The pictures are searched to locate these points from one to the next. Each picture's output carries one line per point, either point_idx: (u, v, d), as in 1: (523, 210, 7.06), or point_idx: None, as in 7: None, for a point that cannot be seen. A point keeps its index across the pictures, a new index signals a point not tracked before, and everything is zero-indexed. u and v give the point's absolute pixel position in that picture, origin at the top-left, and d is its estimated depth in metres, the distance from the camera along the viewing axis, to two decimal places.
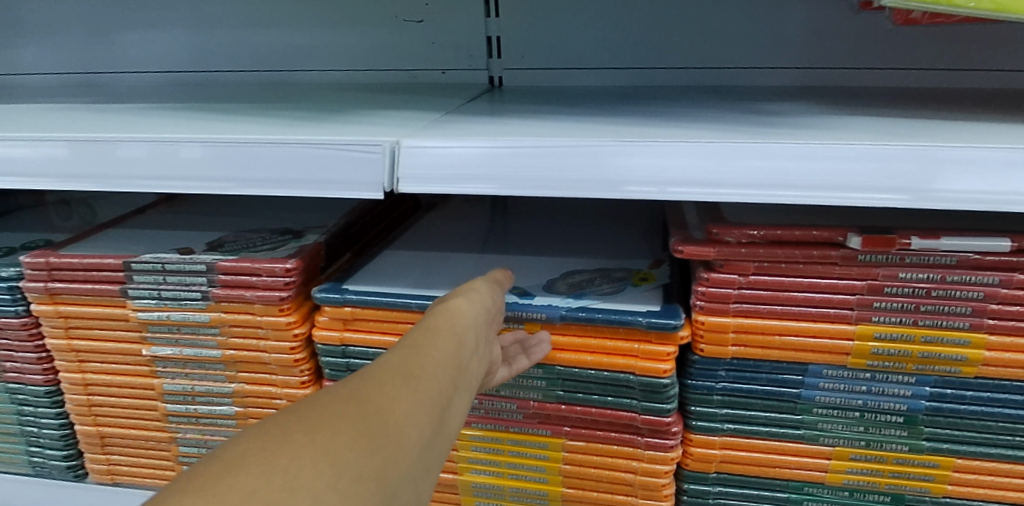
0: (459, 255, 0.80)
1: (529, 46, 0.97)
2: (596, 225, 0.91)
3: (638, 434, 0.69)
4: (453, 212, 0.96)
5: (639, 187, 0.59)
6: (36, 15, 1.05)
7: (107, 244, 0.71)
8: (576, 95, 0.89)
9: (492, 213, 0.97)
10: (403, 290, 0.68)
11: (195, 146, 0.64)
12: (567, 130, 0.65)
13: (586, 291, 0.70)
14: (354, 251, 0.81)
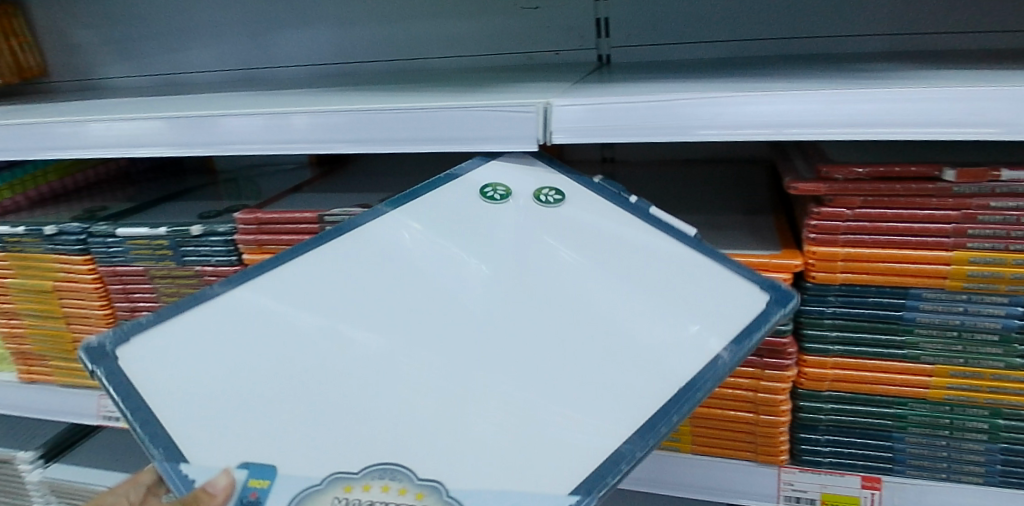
0: (341, 365, 0.61)
1: (633, 25, 1.08)
2: (592, 353, 0.61)
3: (759, 356, 0.81)
4: (492, 198, 0.74)
5: (757, 131, 0.69)
6: (201, 21, 1.22)
7: (300, 203, 0.85)
8: (680, 66, 1.00)
9: (536, 205, 0.73)
10: (154, 385, 0.59)
11: (376, 114, 0.77)
12: (690, 88, 0.75)
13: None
14: (247, 310, 0.65)
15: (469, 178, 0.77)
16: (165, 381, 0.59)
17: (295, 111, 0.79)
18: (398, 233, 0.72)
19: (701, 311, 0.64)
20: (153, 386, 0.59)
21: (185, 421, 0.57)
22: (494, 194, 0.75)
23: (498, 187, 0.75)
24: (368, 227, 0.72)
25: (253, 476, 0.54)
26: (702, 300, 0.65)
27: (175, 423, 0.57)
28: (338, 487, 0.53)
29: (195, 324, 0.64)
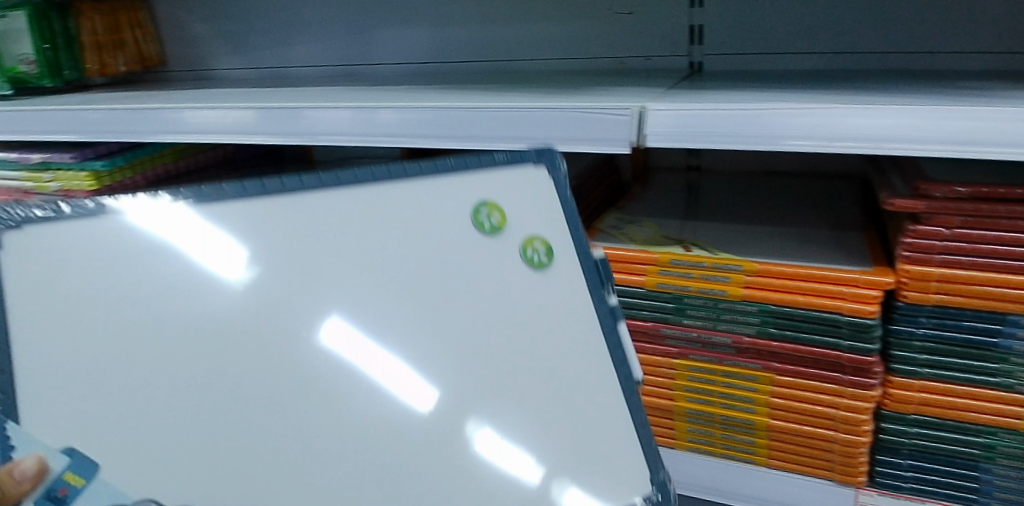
0: (119, 359, 0.56)
1: (727, 33, 1.07)
2: (491, 479, 0.58)
3: (842, 372, 0.77)
4: (484, 226, 0.64)
5: (855, 143, 0.68)
6: (306, 18, 1.28)
7: None
8: (772, 75, 0.99)
9: (519, 257, 0.64)
10: (59, 282, 0.57)
11: (474, 112, 0.80)
12: (787, 98, 0.75)
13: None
14: (202, 266, 0.58)
15: (480, 176, 0.65)
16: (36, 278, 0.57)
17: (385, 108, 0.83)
18: (388, 226, 0.63)
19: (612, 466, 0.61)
20: (67, 272, 0.57)
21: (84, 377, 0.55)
22: (487, 223, 0.64)
23: (494, 212, 0.65)
24: (347, 204, 0.63)
25: (71, 469, 0.53)
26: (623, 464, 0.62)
27: (57, 328, 0.56)
28: None
29: (145, 244, 0.58)
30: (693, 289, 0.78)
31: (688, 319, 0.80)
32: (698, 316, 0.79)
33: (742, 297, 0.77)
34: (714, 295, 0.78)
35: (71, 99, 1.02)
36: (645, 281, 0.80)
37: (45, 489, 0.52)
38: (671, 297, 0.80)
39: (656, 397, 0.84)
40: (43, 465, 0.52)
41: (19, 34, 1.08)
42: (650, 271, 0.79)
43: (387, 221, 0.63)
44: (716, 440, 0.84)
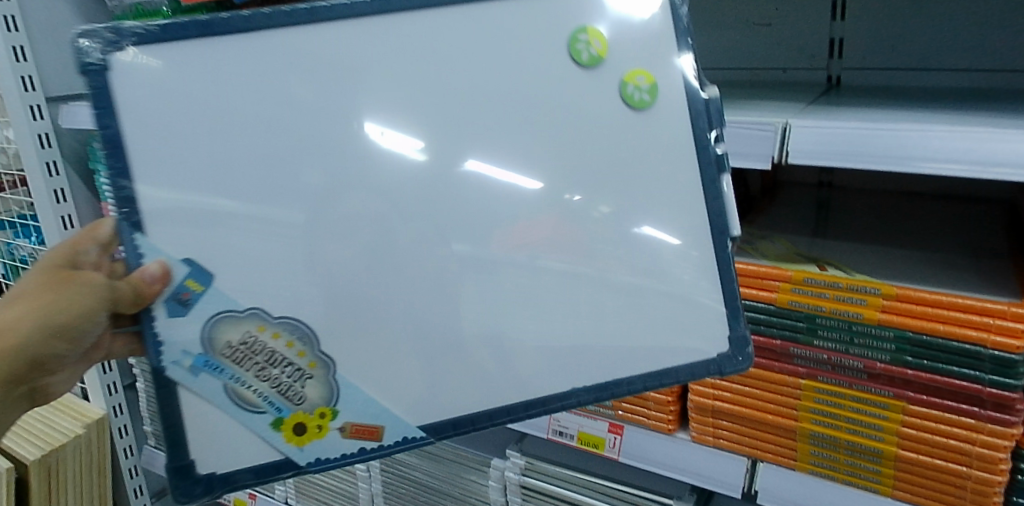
0: (224, 142, 0.60)
1: (872, 47, 1.04)
2: (533, 325, 0.65)
3: (981, 407, 0.73)
4: (582, 56, 0.63)
5: (1012, 170, 0.64)
6: None
7: None
8: (919, 92, 0.95)
9: (617, 91, 0.64)
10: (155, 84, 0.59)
11: None
12: (937, 118, 0.72)
13: (238, 367, 0.61)
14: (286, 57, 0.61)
15: (587, 2, 0.63)
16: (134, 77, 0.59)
17: None
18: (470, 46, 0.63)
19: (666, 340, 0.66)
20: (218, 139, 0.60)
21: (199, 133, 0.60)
22: (587, 50, 0.63)
23: (596, 40, 0.63)
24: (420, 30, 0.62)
25: (191, 277, 0.60)
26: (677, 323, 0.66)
27: (183, 144, 0.60)
28: (257, 325, 0.61)
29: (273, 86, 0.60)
30: (827, 310, 0.77)
31: (819, 341, 0.79)
32: (829, 338, 0.78)
33: (877, 322, 0.75)
34: (847, 317, 0.76)
35: None
36: (776, 299, 0.79)
37: (171, 291, 0.60)
38: (802, 316, 0.79)
39: (778, 417, 0.83)
40: (167, 268, 0.60)
41: None
42: (782, 289, 0.79)
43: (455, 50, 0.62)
44: (839, 466, 0.82)
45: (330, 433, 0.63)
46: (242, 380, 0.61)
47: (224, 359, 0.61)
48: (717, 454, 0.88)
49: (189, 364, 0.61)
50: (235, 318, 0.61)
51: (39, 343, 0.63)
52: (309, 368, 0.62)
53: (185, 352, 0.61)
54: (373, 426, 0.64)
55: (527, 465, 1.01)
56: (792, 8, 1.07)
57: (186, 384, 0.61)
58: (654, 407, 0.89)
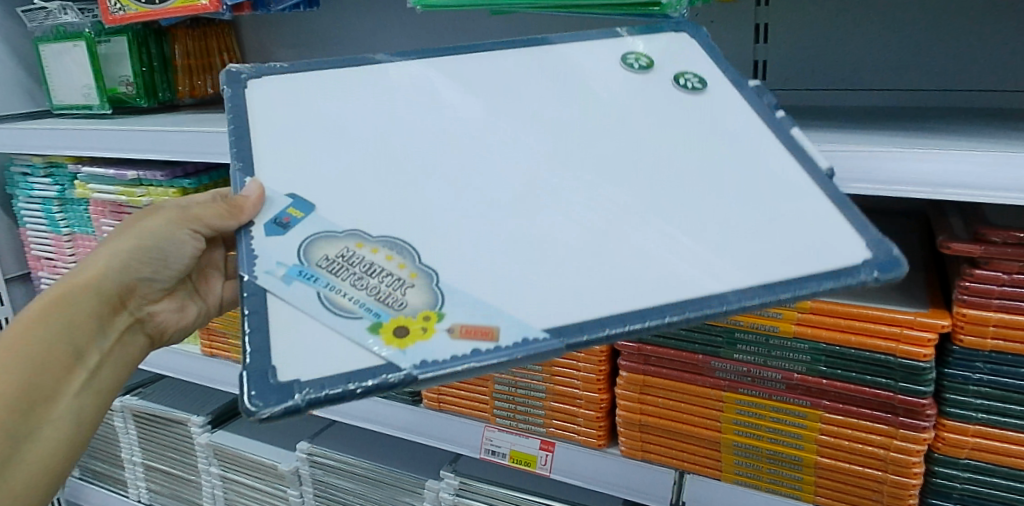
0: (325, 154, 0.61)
1: (793, 69, 1.08)
2: (655, 277, 0.53)
3: (893, 413, 0.76)
4: (634, 66, 0.67)
5: (913, 188, 0.68)
6: (379, 45, 1.31)
7: None
8: (836, 111, 0.99)
9: (674, 85, 0.66)
10: (285, 94, 0.66)
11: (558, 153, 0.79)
12: (844, 139, 0.76)
13: (335, 276, 0.52)
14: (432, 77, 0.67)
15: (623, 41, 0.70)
16: (266, 97, 0.65)
17: None
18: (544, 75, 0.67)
19: (835, 246, 0.54)
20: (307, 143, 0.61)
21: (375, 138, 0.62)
22: (638, 62, 0.68)
23: (643, 57, 0.68)
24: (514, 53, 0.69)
25: (293, 205, 0.57)
26: (817, 251, 0.54)
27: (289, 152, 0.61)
28: (353, 241, 0.54)
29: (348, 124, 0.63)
30: (744, 325, 0.79)
31: (738, 354, 0.81)
32: (748, 352, 0.80)
33: (793, 334, 0.78)
34: (765, 331, 0.79)
35: (157, 119, 1.09)
36: None
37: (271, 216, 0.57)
38: (722, 331, 0.81)
39: (702, 428, 0.85)
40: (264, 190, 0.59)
41: (120, 58, 1.19)
42: None
43: (538, 71, 0.67)
44: (762, 474, 0.84)
45: (437, 336, 0.49)
46: (340, 256, 0.54)
47: (320, 269, 0.53)
48: (646, 466, 0.90)
49: (282, 274, 0.53)
50: (334, 238, 0.55)
51: (123, 267, 0.70)
52: (410, 278, 0.52)
53: (279, 263, 0.54)
54: (486, 327, 0.50)
55: (461, 485, 1.01)
56: (717, 31, 1.09)
57: (277, 294, 0.52)
58: (583, 425, 0.91)
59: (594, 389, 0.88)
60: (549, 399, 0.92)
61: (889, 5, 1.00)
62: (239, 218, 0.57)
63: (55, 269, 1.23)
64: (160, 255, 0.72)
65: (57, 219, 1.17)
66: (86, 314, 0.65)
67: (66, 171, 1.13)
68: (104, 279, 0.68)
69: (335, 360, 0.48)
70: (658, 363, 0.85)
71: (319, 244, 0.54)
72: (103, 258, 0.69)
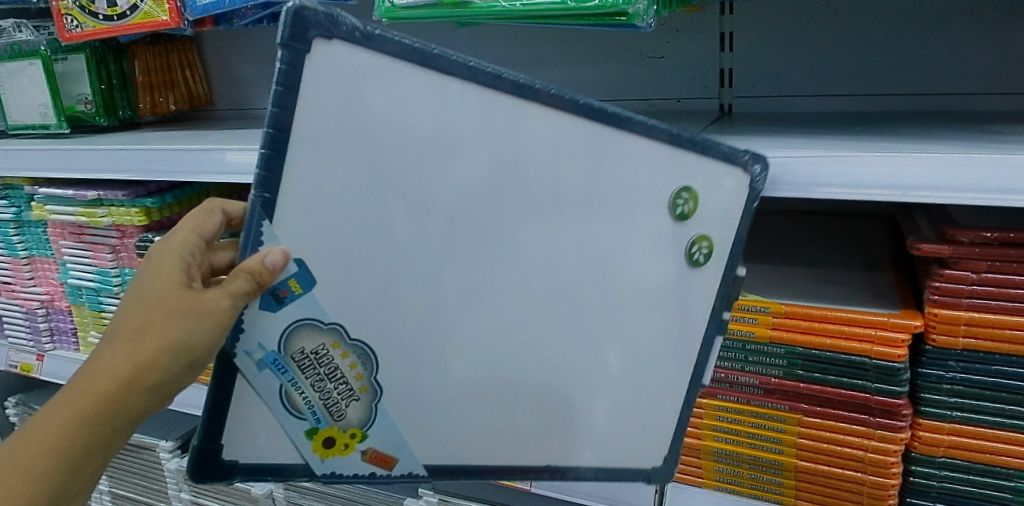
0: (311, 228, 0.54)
1: (759, 77, 1.08)
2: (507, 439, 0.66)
3: (870, 414, 0.77)
4: (676, 210, 0.62)
5: (883, 191, 0.68)
6: None
7: None
8: (799, 118, 1.00)
9: (683, 248, 0.64)
10: (356, 75, 0.52)
11: None
12: (812, 144, 0.76)
13: (301, 372, 0.57)
14: (463, 155, 0.55)
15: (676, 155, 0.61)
16: (342, 69, 0.52)
17: None
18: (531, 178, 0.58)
19: (635, 447, 0.70)
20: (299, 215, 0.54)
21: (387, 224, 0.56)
22: (681, 205, 0.62)
23: (690, 200, 0.63)
24: (574, 135, 0.57)
25: (294, 277, 0.55)
26: (621, 446, 0.69)
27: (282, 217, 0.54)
28: (329, 339, 0.57)
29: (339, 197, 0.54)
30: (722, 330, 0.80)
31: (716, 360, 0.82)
32: (725, 357, 0.81)
33: (770, 339, 0.78)
34: (742, 337, 0.80)
35: (117, 137, 1.06)
36: None
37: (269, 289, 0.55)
38: None
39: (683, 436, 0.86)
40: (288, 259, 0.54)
41: (78, 75, 1.16)
42: None
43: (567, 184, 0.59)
44: (743, 480, 0.84)
45: (354, 453, 0.61)
46: (310, 356, 0.57)
47: (291, 362, 0.57)
48: None
49: (258, 358, 0.56)
50: (315, 328, 0.57)
51: (162, 378, 0.52)
52: (360, 391, 0.60)
53: (260, 345, 0.56)
54: (391, 455, 0.62)
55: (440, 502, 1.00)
56: (684, 40, 1.10)
57: (247, 376, 0.56)
58: None
59: None
60: None
61: (849, 14, 1.02)
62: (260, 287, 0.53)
63: (13, 293, 1.18)
64: (205, 363, 0.54)
65: (14, 242, 1.13)
66: (104, 436, 0.51)
67: (23, 192, 1.09)
68: (155, 391, 0.52)
69: (262, 454, 0.59)
70: None
71: (297, 335, 0.56)
72: (152, 362, 0.51)
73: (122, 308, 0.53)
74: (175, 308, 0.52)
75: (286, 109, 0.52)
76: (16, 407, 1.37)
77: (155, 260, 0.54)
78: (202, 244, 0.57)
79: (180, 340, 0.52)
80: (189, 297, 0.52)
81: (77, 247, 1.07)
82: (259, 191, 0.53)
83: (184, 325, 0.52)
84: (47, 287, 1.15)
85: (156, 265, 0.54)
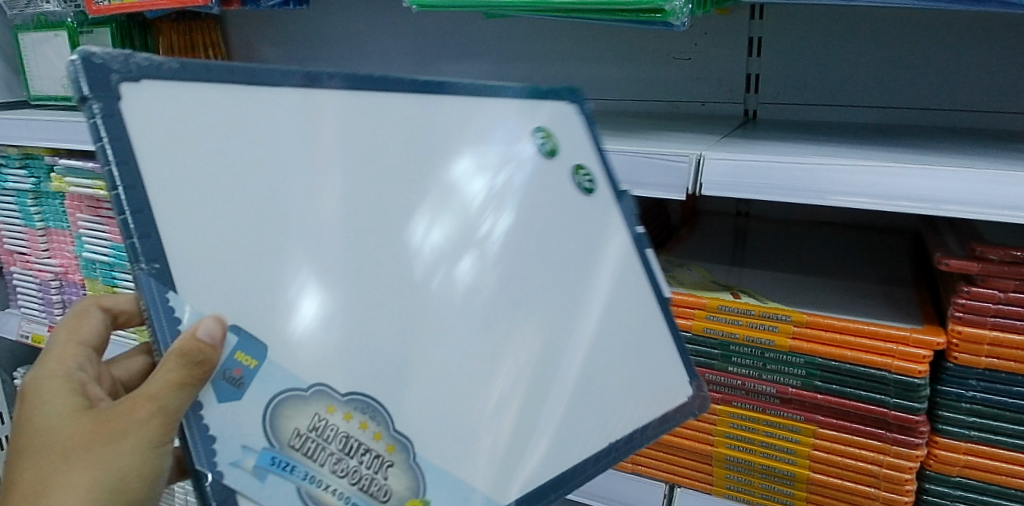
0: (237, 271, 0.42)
1: (785, 83, 1.07)
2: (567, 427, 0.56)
3: (886, 429, 0.75)
4: (544, 149, 0.60)
5: (913, 204, 0.67)
6: (376, 48, 1.33)
7: None
8: (824, 127, 0.99)
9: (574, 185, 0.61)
10: (190, 112, 0.41)
11: None
12: (841, 153, 0.75)
13: (310, 461, 0.42)
14: (361, 135, 0.49)
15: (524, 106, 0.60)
16: (179, 114, 0.41)
17: None
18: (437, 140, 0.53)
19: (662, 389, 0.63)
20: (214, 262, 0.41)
21: (318, 249, 0.45)
22: (545, 142, 0.60)
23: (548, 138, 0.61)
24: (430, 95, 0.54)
25: (240, 348, 0.42)
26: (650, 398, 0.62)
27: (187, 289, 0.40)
28: (323, 404, 0.43)
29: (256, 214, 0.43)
30: (740, 337, 0.79)
31: (734, 367, 0.81)
32: (743, 364, 0.80)
33: (789, 348, 0.77)
34: (760, 344, 0.79)
35: None
36: (691, 325, 0.81)
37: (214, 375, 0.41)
38: (717, 343, 0.81)
39: (694, 442, 0.85)
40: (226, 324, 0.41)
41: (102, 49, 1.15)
42: (697, 316, 0.81)
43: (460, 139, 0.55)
44: (754, 489, 0.83)
45: None
46: (309, 437, 0.43)
47: (294, 455, 0.42)
48: (638, 477, 0.90)
49: (252, 465, 0.41)
50: (298, 399, 0.43)
51: None
52: (388, 454, 0.46)
53: (246, 447, 0.41)
54: None
55: None
56: (711, 43, 1.09)
57: (249, 495, 0.41)
58: None
59: None
60: None
61: (880, 24, 1.00)
62: (200, 376, 0.40)
63: (27, 264, 1.18)
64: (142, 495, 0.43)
65: (31, 213, 1.13)
66: None
67: (42, 162, 1.09)
68: None
69: None
70: None
71: (281, 418, 0.42)
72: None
73: (10, 465, 0.43)
74: (73, 440, 0.42)
75: (127, 140, 0.39)
76: (27, 377, 1.38)
77: (35, 395, 0.45)
78: (86, 352, 0.51)
79: (101, 473, 0.41)
80: (94, 429, 0.42)
81: (92, 222, 1.07)
82: (146, 262, 0.39)
83: (92, 458, 0.42)
84: (62, 260, 1.15)
85: (37, 397, 0.45)
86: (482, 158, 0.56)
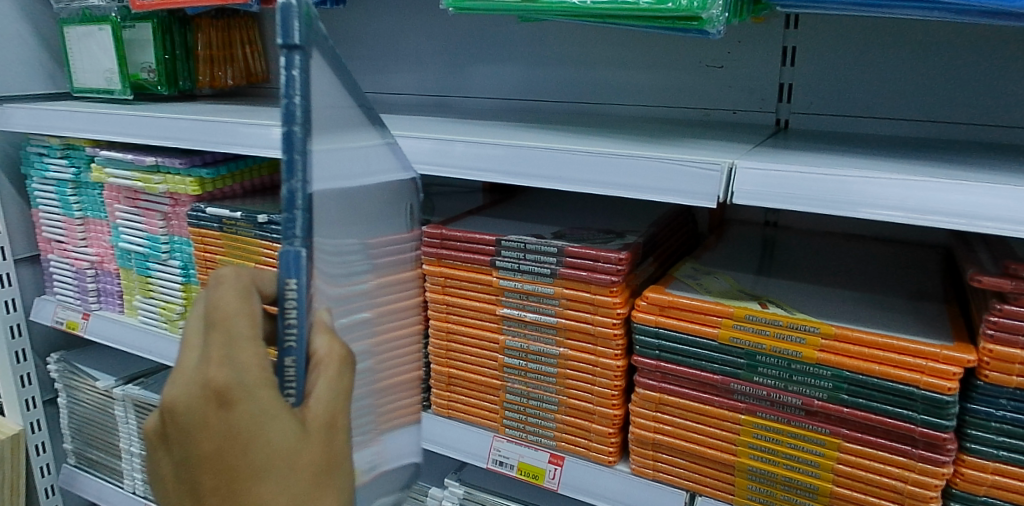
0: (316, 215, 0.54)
1: (819, 93, 1.06)
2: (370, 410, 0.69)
3: (913, 446, 0.75)
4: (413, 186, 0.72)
5: (947, 218, 0.66)
6: (410, 48, 1.35)
7: (487, 228, 0.97)
8: (858, 138, 0.98)
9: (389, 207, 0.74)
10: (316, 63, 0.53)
11: (591, 157, 0.82)
12: (875, 166, 0.74)
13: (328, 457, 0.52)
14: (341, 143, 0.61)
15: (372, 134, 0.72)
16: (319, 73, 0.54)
17: (468, 143, 0.89)
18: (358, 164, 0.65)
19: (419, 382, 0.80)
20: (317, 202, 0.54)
21: (321, 252, 0.55)
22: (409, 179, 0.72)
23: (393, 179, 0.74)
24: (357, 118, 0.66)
25: None
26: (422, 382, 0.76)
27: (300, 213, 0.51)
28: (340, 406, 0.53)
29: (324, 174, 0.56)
30: (767, 347, 0.79)
31: (759, 377, 0.80)
32: (768, 375, 0.80)
33: (816, 360, 0.77)
34: (787, 355, 0.78)
35: (175, 107, 1.08)
36: (718, 334, 0.81)
37: None
38: (743, 353, 0.80)
39: (718, 451, 0.84)
40: None
41: (143, 44, 1.18)
42: (724, 324, 0.81)
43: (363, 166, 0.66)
44: (775, 501, 0.83)
45: None
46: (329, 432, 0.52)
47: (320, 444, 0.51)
48: (658, 484, 0.90)
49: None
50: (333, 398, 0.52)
51: None
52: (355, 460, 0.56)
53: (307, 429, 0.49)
54: None
55: (466, 494, 1.03)
56: (745, 51, 1.09)
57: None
58: (593, 441, 0.92)
59: (608, 398, 0.89)
60: (563, 408, 0.93)
61: (918, 36, 0.99)
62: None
63: (64, 252, 1.21)
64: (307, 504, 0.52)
65: (70, 202, 1.16)
66: None
67: (82, 153, 1.12)
68: None
69: None
70: (658, 380, 0.86)
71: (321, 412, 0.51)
72: None
73: (223, 474, 0.48)
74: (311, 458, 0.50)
75: (305, 71, 0.50)
76: (60, 362, 1.41)
77: (247, 410, 0.47)
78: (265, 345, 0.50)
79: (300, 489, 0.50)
80: (322, 435, 0.52)
81: (129, 212, 1.09)
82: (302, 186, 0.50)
83: (300, 476, 0.50)
84: (98, 248, 1.18)
85: (253, 410, 0.47)
86: (358, 204, 0.67)
